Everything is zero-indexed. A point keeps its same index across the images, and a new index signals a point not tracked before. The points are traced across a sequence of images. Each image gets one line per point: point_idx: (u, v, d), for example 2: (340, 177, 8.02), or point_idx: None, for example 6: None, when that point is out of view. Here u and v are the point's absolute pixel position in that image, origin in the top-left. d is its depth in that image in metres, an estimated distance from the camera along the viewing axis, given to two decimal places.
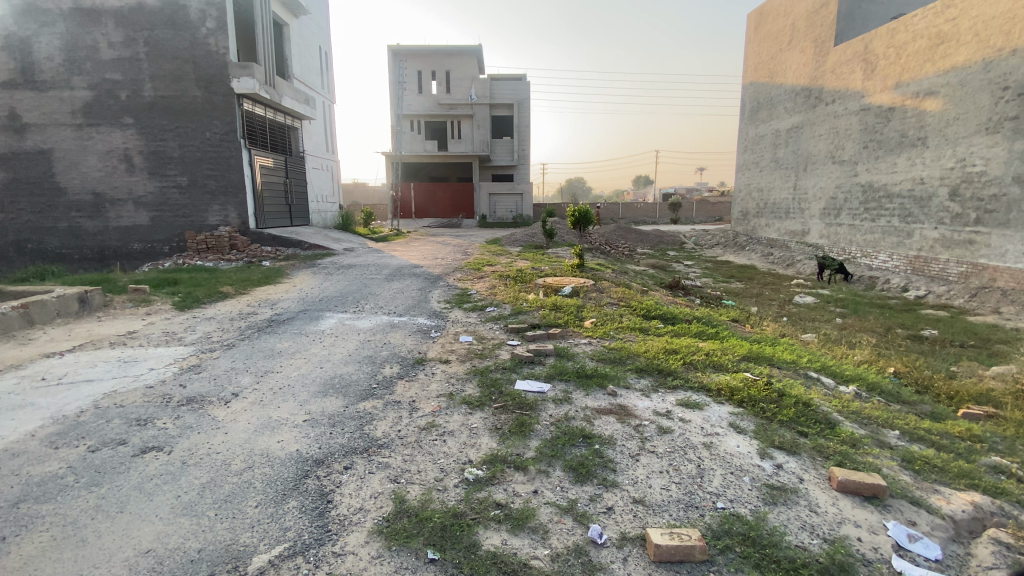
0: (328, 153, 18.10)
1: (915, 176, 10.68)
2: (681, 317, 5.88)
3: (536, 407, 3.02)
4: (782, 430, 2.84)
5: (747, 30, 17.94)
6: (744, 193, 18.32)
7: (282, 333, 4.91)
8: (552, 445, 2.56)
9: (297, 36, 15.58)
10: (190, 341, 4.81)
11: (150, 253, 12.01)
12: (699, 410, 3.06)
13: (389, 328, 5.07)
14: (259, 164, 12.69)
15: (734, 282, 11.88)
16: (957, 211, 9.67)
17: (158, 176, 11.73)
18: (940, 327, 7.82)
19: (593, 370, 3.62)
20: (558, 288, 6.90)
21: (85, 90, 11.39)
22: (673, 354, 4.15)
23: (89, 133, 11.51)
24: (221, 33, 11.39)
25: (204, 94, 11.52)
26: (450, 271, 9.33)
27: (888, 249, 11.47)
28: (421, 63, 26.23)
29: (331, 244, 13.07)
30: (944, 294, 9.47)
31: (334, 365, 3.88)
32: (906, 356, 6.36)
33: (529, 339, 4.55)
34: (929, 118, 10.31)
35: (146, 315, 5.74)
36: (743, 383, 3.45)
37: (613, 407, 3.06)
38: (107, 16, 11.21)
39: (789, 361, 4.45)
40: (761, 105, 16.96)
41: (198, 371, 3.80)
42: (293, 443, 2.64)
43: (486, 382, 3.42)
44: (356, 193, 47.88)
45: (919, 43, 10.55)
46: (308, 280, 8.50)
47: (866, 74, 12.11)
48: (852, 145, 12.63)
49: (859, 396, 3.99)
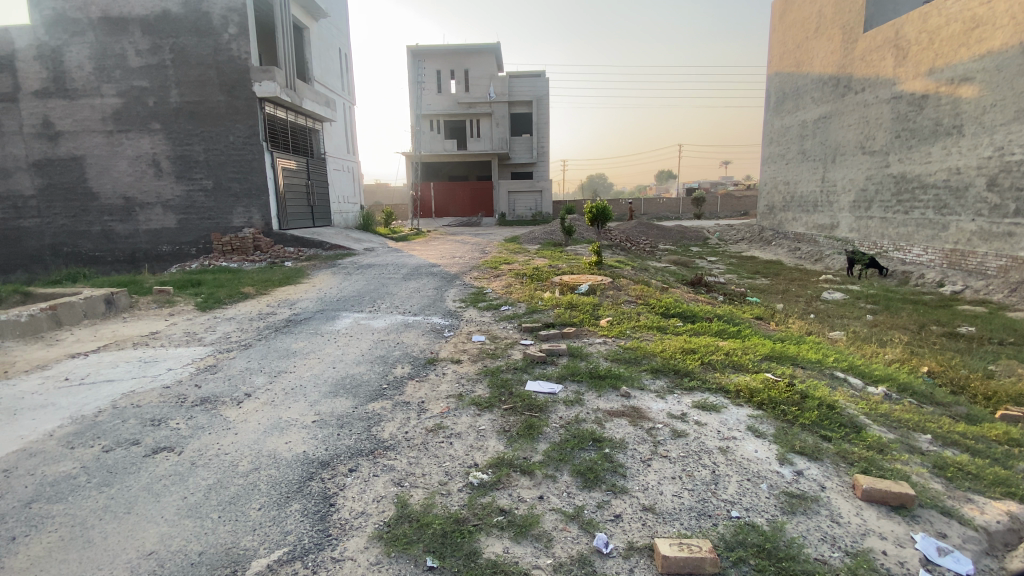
0: (349, 154, 18.30)
1: (950, 166, 10.21)
2: (701, 315, 5.73)
3: (546, 408, 2.96)
4: (804, 434, 2.72)
5: (772, 18, 17.43)
6: (769, 187, 17.85)
7: (298, 334, 4.95)
8: (561, 448, 2.49)
9: (317, 39, 15.78)
10: (209, 341, 4.90)
11: (178, 255, 12.34)
12: (716, 413, 2.94)
13: (403, 327, 5.06)
14: (281, 167, 12.90)
15: (759, 278, 11.57)
16: (996, 202, 9.20)
17: (184, 180, 12.04)
18: (978, 323, 7.45)
19: (606, 371, 3.54)
20: (575, 286, 6.81)
21: (114, 97, 11.75)
22: (691, 353, 4.03)
23: (119, 139, 11.87)
24: (242, 39, 11.60)
25: (227, 98, 11.75)
26: (468, 269, 9.32)
27: (922, 242, 11.01)
28: (440, 62, 26.28)
29: (351, 244, 13.22)
30: (982, 289, 9.03)
31: (346, 365, 3.88)
32: (940, 354, 6.08)
33: (543, 338, 4.48)
34: (964, 105, 9.85)
35: (169, 315, 5.88)
36: (763, 384, 3.32)
37: (626, 409, 2.97)
38: (134, 26, 11.54)
39: (814, 360, 4.28)
40: (787, 95, 16.46)
41: (214, 371, 3.85)
42: (300, 445, 2.63)
43: (496, 383, 3.37)
44: (378, 193, 48.43)
45: (953, 27, 10.07)
46: (327, 280, 8.59)
47: (897, 61, 11.64)
48: (883, 135, 12.16)
49: (889, 398, 3.80)
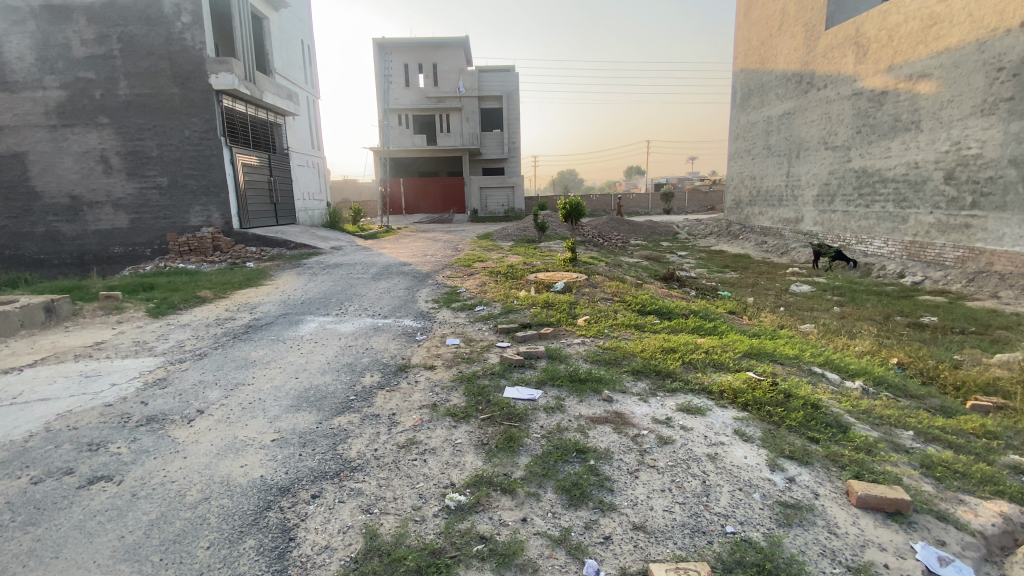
0: (314, 150, 17.71)
1: (909, 161, 10.50)
2: (677, 311, 5.68)
3: (526, 417, 2.79)
4: (791, 436, 2.63)
5: (737, 16, 17.66)
6: (736, 182, 18.15)
7: (258, 341, 4.64)
8: (543, 462, 2.32)
9: (278, 30, 15.16)
10: (161, 351, 4.53)
11: (131, 257, 11.65)
12: (702, 416, 2.83)
13: (372, 332, 4.81)
14: (242, 163, 12.34)
15: (728, 272, 11.72)
16: (953, 195, 9.51)
17: (136, 177, 11.35)
18: (940, 313, 7.67)
19: (587, 374, 3.39)
20: (550, 284, 6.67)
21: (58, 90, 10.98)
22: (671, 352, 3.93)
23: (64, 135, 11.11)
24: (196, 28, 10.97)
25: (181, 91, 11.13)
26: (440, 268, 9.09)
27: (883, 235, 11.33)
28: (407, 56, 25.67)
29: (317, 243, 12.77)
30: (941, 280, 9.34)
31: (310, 375, 3.63)
32: (907, 345, 6.20)
33: (519, 340, 4.31)
34: (922, 101, 10.13)
35: (117, 323, 5.45)
36: (746, 384, 3.23)
37: (609, 415, 2.83)
38: (78, 13, 10.80)
39: (791, 356, 4.24)
40: (752, 92, 16.72)
41: (163, 385, 3.52)
42: (256, 469, 2.39)
43: (472, 391, 3.19)
44: (347, 189, 47.42)
45: (912, 25, 10.34)
46: (292, 281, 8.20)
47: (857, 58, 11.91)
48: (845, 130, 12.44)
49: (867, 393, 3.79)
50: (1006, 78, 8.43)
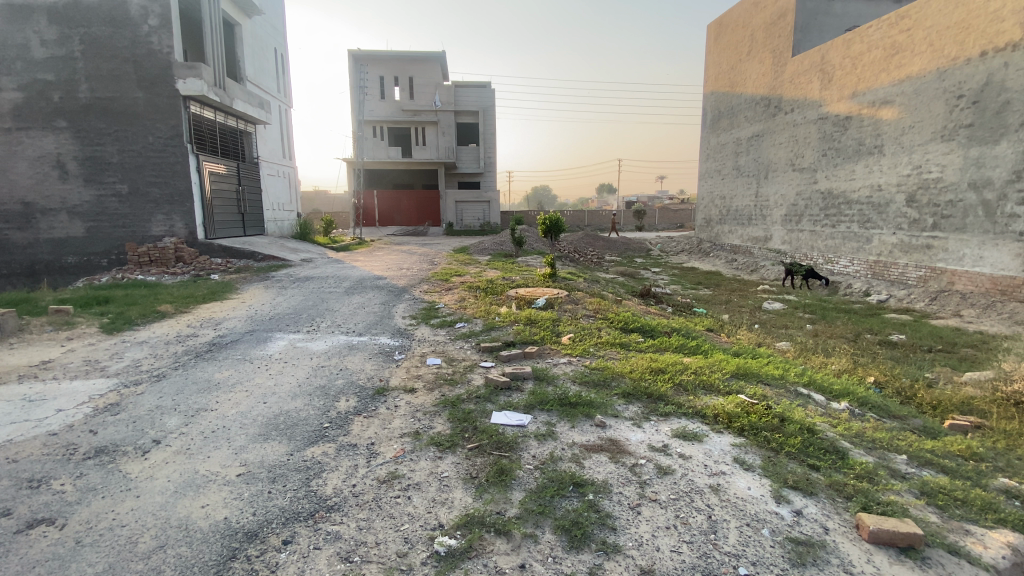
0: (285, 160, 17.28)
1: (873, 183, 10.88)
2: (660, 329, 5.62)
3: (516, 446, 2.62)
4: (792, 464, 2.54)
5: (707, 41, 18.20)
6: (706, 201, 18.55)
7: (222, 360, 4.32)
8: (538, 498, 2.16)
9: (251, 37, 14.82)
10: (114, 371, 4.17)
11: (86, 267, 11.00)
12: (699, 443, 2.71)
13: (346, 351, 4.56)
14: (209, 172, 11.87)
15: (702, 288, 11.84)
16: (915, 217, 9.87)
17: (95, 183, 10.76)
18: (907, 331, 7.87)
19: (577, 397, 3.24)
20: (531, 300, 6.54)
21: (13, 91, 10.40)
22: (660, 373, 3.82)
23: (17, 137, 10.48)
24: (165, 31, 10.56)
25: (146, 96, 10.66)
26: (416, 282, 8.86)
27: (848, 254, 11.67)
28: (383, 68, 25.49)
29: (287, 255, 12.35)
30: (904, 298, 9.64)
31: (280, 400, 3.36)
32: (881, 363, 6.28)
33: (504, 360, 4.15)
34: (885, 126, 10.54)
35: (67, 340, 5.02)
36: (740, 407, 3.13)
37: (604, 443, 2.69)
38: (38, 12, 10.28)
39: (777, 377, 4.19)
40: (722, 114, 17.20)
41: (116, 411, 3.20)
42: (220, 510, 2.14)
43: (457, 417, 3.00)
44: (318, 200, 46.58)
45: (875, 54, 10.80)
46: (259, 295, 7.84)
47: (823, 84, 12.36)
48: (811, 153, 12.85)
49: (854, 415, 3.76)
50: (965, 105, 8.83)
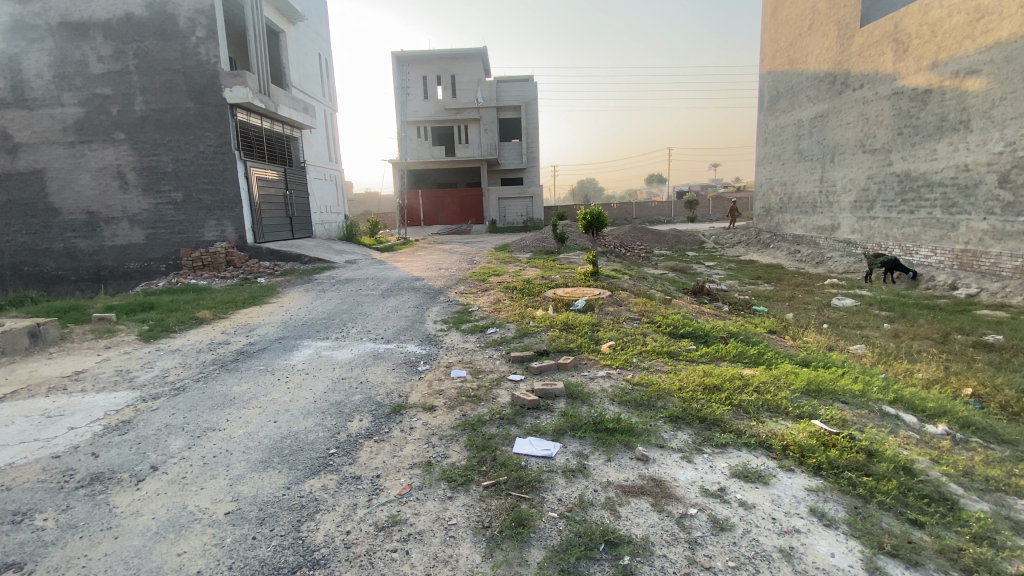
0: (331, 162, 17.55)
1: (958, 163, 9.64)
2: (714, 334, 5.05)
3: (539, 485, 2.23)
4: (888, 520, 2.03)
5: (764, 17, 16.91)
6: (765, 189, 17.31)
7: (244, 372, 4.17)
8: (559, 561, 1.78)
9: (294, 43, 15.09)
10: (140, 382, 4.10)
11: (147, 272, 11.51)
12: (764, 486, 2.22)
13: (370, 361, 4.30)
14: (257, 178, 12.15)
15: (762, 284, 10.93)
16: (1009, 199, 8.66)
17: (152, 192, 11.20)
18: (1005, 331, 6.83)
19: (615, 421, 2.81)
20: (570, 301, 6.10)
21: (76, 106, 10.95)
22: (715, 391, 3.30)
23: (81, 151, 11.05)
24: (211, 42, 10.85)
25: (196, 105, 10.98)
26: (454, 283, 8.60)
27: (930, 243, 10.42)
28: (425, 68, 25.49)
29: (331, 256, 12.46)
30: (998, 292, 8.45)
31: (291, 419, 3.12)
32: (979, 369, 5.40)
33: (534, 372, 3.76)
34: (971, 99, 9.31)
35: (104, 349, 5.07)
36: (814, 438, 2.60)
37: (645, 483, 2.25)
38: (96, 30, 10.77)
39: (858, 393, 3.57)
40: (781, 95, 15.96)
41: (124, 431, 3.06)
42: (195, 560, 1.88)
43: (475, 444, 2.63)
44: (368, 202, 47.70)
45: (957, 19, 9.55)
46: (298, 299, 7.81)
47: (896, 56, 11.11)
48: (884, 132, 11.61)
49: (958, 445, 3.08)
50: None
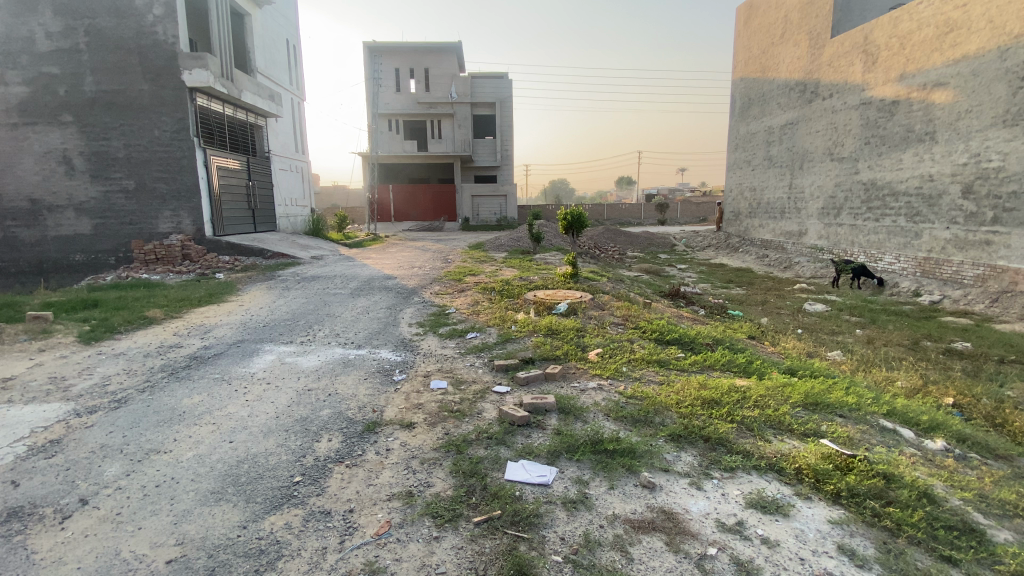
0: (297, 154, 16.80)
1: (923, 173, 9.88)
2: (700, 340, 4.89)
3: (537, 522, 1.98)
4: (923, 559, 1.85)
5: (737, 24, 17.11)
6: (735, 193, 17.55)
7: (196, 380, 3.75)
8: None
9: (260, 27, 14.33)
10: (77, 392, 3.62)
11: (94, 265, 10.67)
12: (784, 519, 2.02)
13: (340, 369, 3.93)
14: (217, 167, 11.44)
15: (734, 288, 10.97)
16: (972, 210, 8.91)
17: (101, 179, 10.39)
18: (972, 338, 6.96)
19: (616, 440, 2.57)
20: (552, 304, 5.85)
21: (19, 85, 10.07)
22: (714, 405, 3.11)
23: (24, 133, 10.16)
24: (169, 21, 10.11)
25: (152, 88, 10.22)
26: (428, 282, 8.25)
27: (894, 250, 10.67)
28: (398, 60, 24.83)
29: (296, 251, 11.87)
30: (961, 299, 8.67)
31: (249, 439, 2.75)
32: (953, 378, 5.43)
33: (521, 383, 3.50)
34: (937, 111, 9.55)
35: (38, 352, 4.53)
36: (828, 460, 2.43)
37: (656, 517, 2.02)
38: (42, 3, 9.90)
39: (854, 406, 3.45)
40: (752, 101, 16.18)
41: (53, 453, 2.64)
42: None
43: (462, 470, 2.34)
44: (336, 196, 46.53)
45: (926, 32, 9.77)
46: (260, 297, 7.32)
47: (866, 67, 11.35)
48: (852, 141, 11.85)
49: (960, 463, 2.97)
50: None
